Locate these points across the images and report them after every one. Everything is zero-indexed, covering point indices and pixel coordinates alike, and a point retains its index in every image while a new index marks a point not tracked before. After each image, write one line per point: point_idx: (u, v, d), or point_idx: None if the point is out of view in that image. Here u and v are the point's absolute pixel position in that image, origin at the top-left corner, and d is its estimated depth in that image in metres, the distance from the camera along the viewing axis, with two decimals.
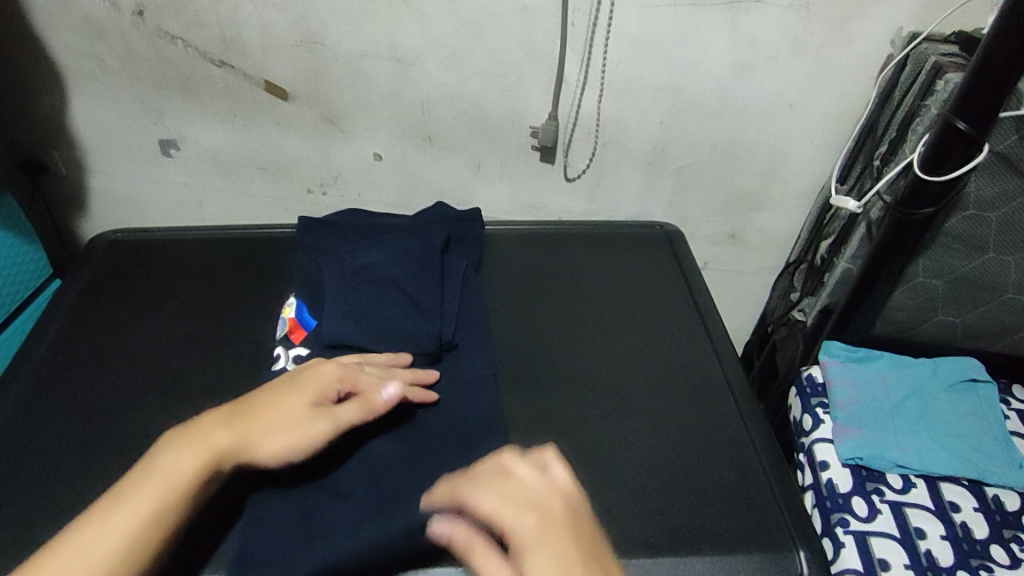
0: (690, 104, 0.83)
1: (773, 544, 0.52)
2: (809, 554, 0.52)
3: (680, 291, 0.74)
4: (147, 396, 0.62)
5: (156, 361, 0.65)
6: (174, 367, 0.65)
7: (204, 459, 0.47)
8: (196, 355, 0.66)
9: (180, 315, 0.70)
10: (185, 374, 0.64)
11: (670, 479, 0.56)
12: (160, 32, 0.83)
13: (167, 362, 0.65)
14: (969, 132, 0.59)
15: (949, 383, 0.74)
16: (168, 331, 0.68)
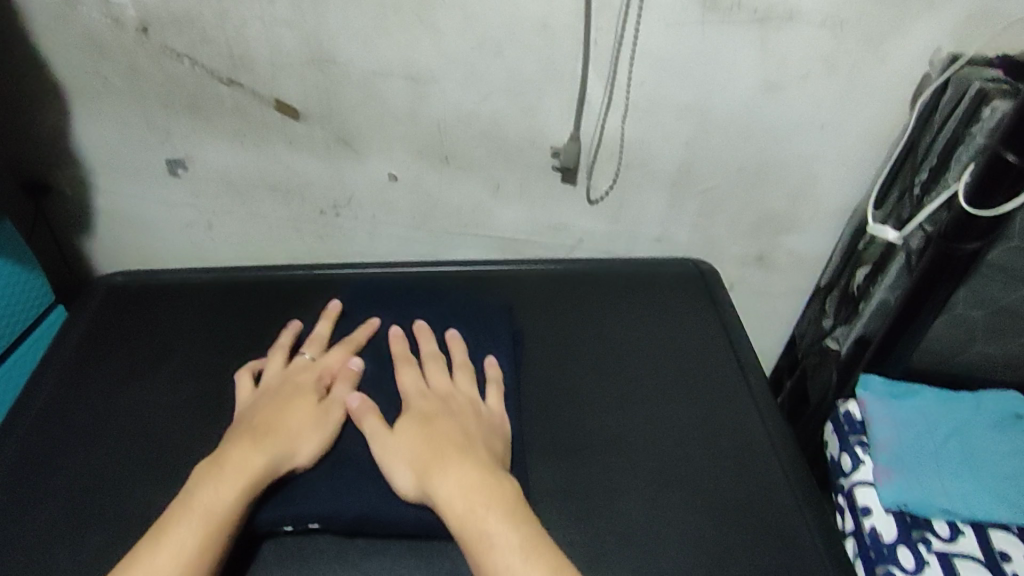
0: (717, 124, 0.79)
1: None
2: None
3: (713, 337, 0.70)
4: (152, 454, 0.59)
5: (161, 418, 0.62)
6: (180, 423, 0.61)
7: (254, 479, 0.51)
8: (202, 409, 0.63)
9: (185, 364, 0.67)
10: (190, 430, 0.61)
11: (708, 542, 0.53)
12: (166, 50, 0.81)
13: (172, 418, 0.62)
14: (1019, 164, 0.56)
15: (993, 420, 0.71)
16: (172, 383, 0.65)
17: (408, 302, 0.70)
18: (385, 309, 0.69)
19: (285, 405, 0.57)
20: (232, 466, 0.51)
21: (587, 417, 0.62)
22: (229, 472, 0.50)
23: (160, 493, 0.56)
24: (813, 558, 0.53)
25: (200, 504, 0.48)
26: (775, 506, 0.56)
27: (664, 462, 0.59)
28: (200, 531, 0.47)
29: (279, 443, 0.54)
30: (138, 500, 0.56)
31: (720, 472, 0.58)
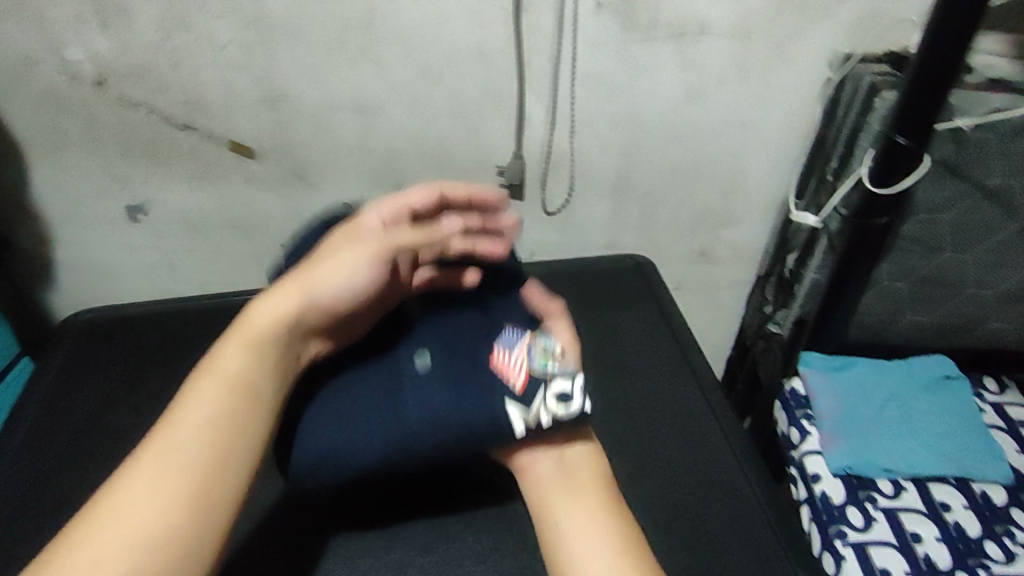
0: (649, 132, 0.85)
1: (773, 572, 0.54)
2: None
3: (656, 324, 0.75)
4: None
5: (133, 443, 0.64)
6: None
7: (261, 343, 0.49)
8: None
9: (154, 391, 0.69)
10: None
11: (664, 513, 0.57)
12: (122, 99, 0.84)
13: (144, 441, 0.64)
14: (911, 145, 0.62)
15: (924, 382, 0.76)
16: (141, 409, 0.67)
17: None
18: None
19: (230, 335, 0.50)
20: (166, 425, 0.45)
21: None
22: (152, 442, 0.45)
23: None
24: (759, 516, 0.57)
25: (139, 470, 0.43)
26: (721, 474, 0.60)
27: (618, 447, 0.62)
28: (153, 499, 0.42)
29: (227, 356, 0.48)
30: None
31: (671, 447, 0.62)
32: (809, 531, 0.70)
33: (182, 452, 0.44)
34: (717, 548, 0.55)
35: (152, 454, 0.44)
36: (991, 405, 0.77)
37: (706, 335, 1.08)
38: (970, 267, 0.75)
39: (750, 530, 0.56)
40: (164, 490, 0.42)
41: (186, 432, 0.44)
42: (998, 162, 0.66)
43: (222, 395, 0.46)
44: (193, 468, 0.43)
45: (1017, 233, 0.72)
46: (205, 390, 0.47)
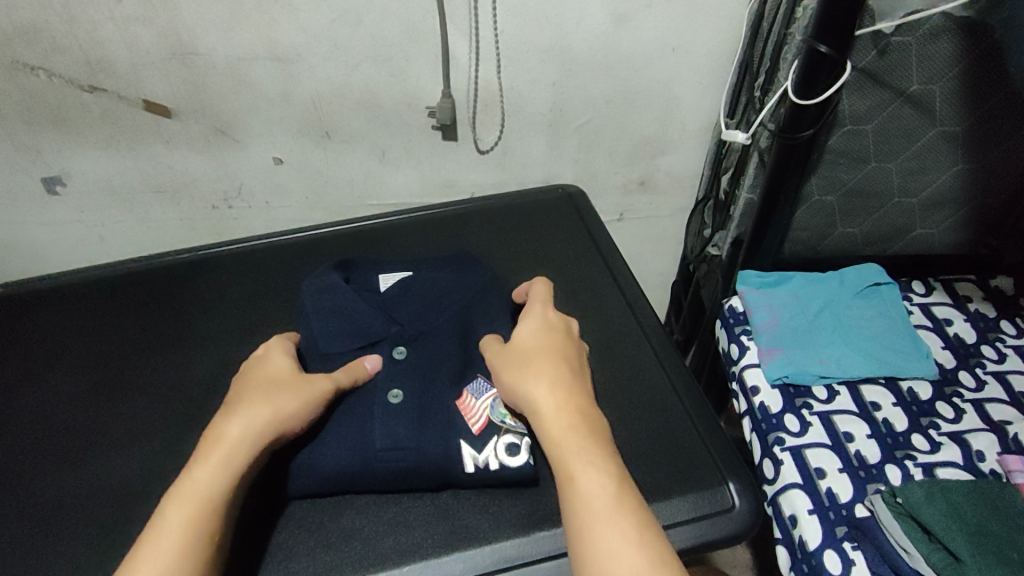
0: (579, 61, 0.83)
1: (706, 481, 0.56)
2: (739, 484, 0.56)
3: (593, 254, 0.75)
4: (61, 456, 0.60)
5: (66, 421, 0.62)
6: (86, 421, 0.62)
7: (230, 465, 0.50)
8: (104, 406, 0.63)
9: (82, 366, 0.67)
10: (97, 426, 0.62)
11: None
12: (17, 64, 0.78)
13: (76, 418, 0.63)
14: (830, 54, 0.61)
15: (855, 291, 0.79)
16: (70, 385, 0.65)
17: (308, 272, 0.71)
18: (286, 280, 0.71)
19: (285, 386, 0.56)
20: (220, 441, 0.51)
21: None
22: (203, 457, 0.50)
23: (75, 493, 0.57)
24: (689, 429, 0.59)
25: (203, 478, 0.49)
26: (658, 396, 0.61)
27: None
28: (188, 517, 0.47)
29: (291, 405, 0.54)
30: (57, 501, 0.57)
31: (613, 376, 0.63)
32: (752, 441, 0.74)
33: (222, 484, 0.49)
34: (656, 466, 0.56)
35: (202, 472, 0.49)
36: (919, 307, 0.81)
37: (651, 263, 1.10)
38: (896, 175, 0.76)
39: (686, 446, 0.58)
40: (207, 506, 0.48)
41: (240, 448, 0.51)
42: (918, 68, 0.67)
43: (265, 434, 0.52)
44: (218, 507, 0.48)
45: (938, 138, 0.73)
46: (259, 419, 0.52)
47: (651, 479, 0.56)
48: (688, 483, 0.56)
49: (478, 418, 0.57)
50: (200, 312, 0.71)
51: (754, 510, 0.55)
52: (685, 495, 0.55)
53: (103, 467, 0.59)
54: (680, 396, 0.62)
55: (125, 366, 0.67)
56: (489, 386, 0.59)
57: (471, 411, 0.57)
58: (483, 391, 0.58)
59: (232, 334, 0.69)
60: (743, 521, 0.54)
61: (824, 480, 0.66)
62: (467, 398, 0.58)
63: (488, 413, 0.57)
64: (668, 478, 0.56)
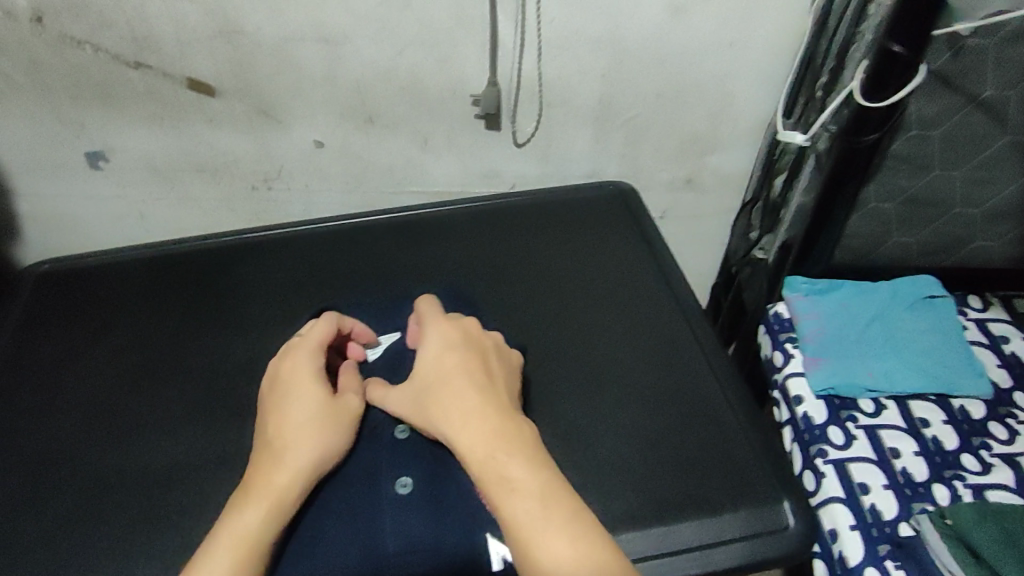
0: (630, 53, 0.81)
1: (758, 497, 0.54)
2: (792, 502, 0.54)
3: (638, 254, 0.73)
4: (101, 433, 0.60)
5: (107, 399, 0.63)
6: (126, 400, 0.62)
7: (282, 501, 0.48)
8: (144, 386, 0.63)
9: (123, 345, 0.67)
10: (137, 406, 0.62)
11: (649, 446, 0.57)
12: (67, 38, 0.79)
13: (116, 397, 0.63)
14: (904, 55, 0.59)
15: (908, 303, 0.76)
16: (112, 363, 0.65)
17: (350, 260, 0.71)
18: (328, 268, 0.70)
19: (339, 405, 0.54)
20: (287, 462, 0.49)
21: (530, 346, 0.64)
22: (257, 492, 0.48)
23: (114, 472, 0.57)
24: (735, 441, 0.57)
25: (274, 480, 0.48)
26: (701, 404, 0.60)
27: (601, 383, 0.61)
28: (232, 559, 0.44)
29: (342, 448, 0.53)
30: (97, 479, 0.57)
31: (657, 381, 0.61)
32: (792, 451, 0.71)
33: (271, 518, 0.47)
34: (705, 478, 0.55)
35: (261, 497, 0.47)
36: (974, 322, 0.78)
37: (691, 264, 1.07)
38: (960, 184, 0.73)
39: (731, 459, 0.56)
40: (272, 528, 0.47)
41: (300, 482, 0.49)
42: (994, 71, 0.63)
43: (300, 443, 0.50)
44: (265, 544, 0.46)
45: (1008, 147, 0.69)
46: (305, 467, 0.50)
47: (699, 492, 0.54)
48: (739, 497, 0.54)
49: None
50: (240, 296, 0.71)
51: (805, 530, 0.53)
52: (735, 510, 0.53)
53: (139, 448, 0.59)
54: (723, 406, 0.60)
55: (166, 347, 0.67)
56: None
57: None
58: None
59: (269, 320, 0.68)
60: (792, 542, 0.53)
61: (868, 496, 0.64)
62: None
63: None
64: (718, 492, 0.54)
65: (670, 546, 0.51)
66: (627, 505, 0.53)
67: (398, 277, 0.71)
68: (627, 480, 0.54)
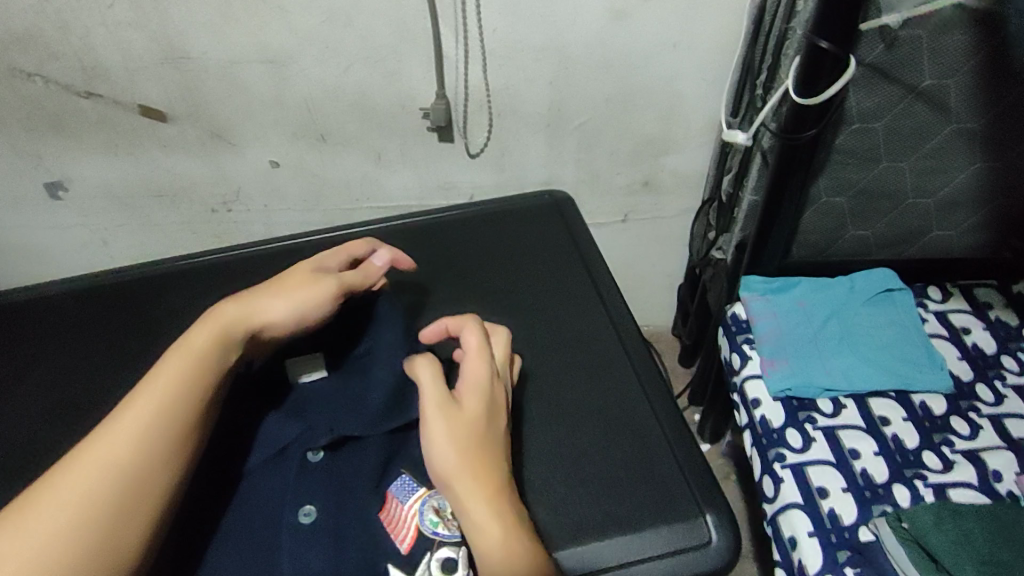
0: (577, 59, 0.80)
1: (682, 515, 0.53)
2: (718, 518, 0.53)
3: (581, 264, 0.71)
4: (29, 474, 0.59)
5: (33, 438, 0.61)
6: (56, 439, 0.61)
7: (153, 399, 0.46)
8: (75, 423, 0.62)
9: (54, 380, 0.65)
10: (67, 445, 0.61)
11: (580, 464, 0.56)
12: (14, 71, 0.78)
13: (44, 437, 0.61)
14: (833, 50, 0.57)
15: (865, 298, 0.75)
16: (40, 401, 0.64)
17: None
18: None
19: (302, 273, 0.57)
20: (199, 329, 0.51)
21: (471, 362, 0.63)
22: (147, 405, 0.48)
23: None
24: (673, 455, 0.56)
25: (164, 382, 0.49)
26: (643, 418, 0.59)
27: (541, 400, 0.60)
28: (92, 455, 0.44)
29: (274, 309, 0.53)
30: None
31: (598, 397, 0.60)
32: (752, 456, 0.70)
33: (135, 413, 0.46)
34: (634, 495, 0.54)
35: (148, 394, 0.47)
36: (934, 314, 0.76)
37: (658, 266, 1.06)
38: (909, 176, 0.72)
39: (671, 475, 0.55)
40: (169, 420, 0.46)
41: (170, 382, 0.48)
42: (929, 60, 0.62)
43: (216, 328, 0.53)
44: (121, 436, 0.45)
45: (951, 136, 0.69)
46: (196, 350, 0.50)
47: (624, 511, 0.53)
48: (663, 514, 0.53)
49: (407, 531, 0.48)
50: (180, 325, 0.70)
51: (733, 546, 0.52)
52: (657, 528, 0.52)
53: None
54: (667, 419, 0.59)
55: (97, 382, 0.65)
56: (415, 485, 0.50)
57: (398, 522, 0.48)
58: (407, 493, 0.50)
59: None
60: (720, 558, 0.52)
61: (826, 500, 0.63)
62: (394, 505, 0.49)
63: (417, 522, 0.48)
64: (641, 512, 0.53)
65: (594, 567, 0.50)
66: (551, 528, 0.52)
67: None
68: (554, 501, 0.53)
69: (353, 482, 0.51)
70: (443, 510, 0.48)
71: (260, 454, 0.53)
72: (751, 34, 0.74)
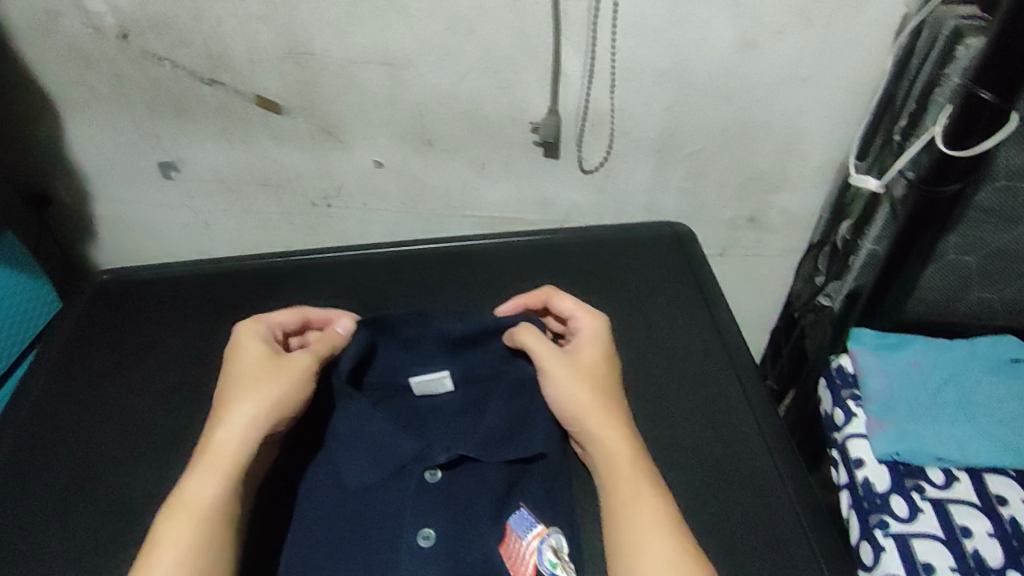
0: (696, 86, 0.78)
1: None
2: None
3: (696, 305, 0.71)
4: (138, 449, 0.61)
5: (145, 415, 0.64)
6: (166, 418, 0.64)
7: (223, 465, 0.49)
8: (184, 405, 0.65)
9: (169, 362, 0.68)
10: (175, 425, 0.63)
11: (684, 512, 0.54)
12: (149, 55, 0.82)
13: (155, 415, 0.64)
14: (994, 101, 0.54)
15: (987, 365, 0.70)
16: (156, 381, 0.67)
17: (411, 296, 0.73)
18: (375, 309, 0.72)
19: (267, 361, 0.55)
20: (213, 442, 0.50)
21: None
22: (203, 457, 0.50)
23: (146, 489, 0.58)
24: (782, 514, 0.54)
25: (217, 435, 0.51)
26: (745, 471, 0.57)
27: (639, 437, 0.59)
28: (185, 524, 0.47)
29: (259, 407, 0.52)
30: (128, 494, 0.58)
31: (702, 443, 0.59)
32: (849, 518, 0.67)
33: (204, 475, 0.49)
34: (740, 553, 0.52)
35: (181, 527, 0.47)
36: None
37: (750, 305, 1.03)
38: None
39: (778, 535, 0.53)
40: (200, 548, 0.47)
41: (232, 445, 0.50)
42: None
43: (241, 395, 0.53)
44: (200, 503, 0.48)
45: None
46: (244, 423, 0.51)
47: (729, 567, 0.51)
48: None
49: (526, 568, 0.48)
50: None
51: None
52: None
53: (177, 465, 0.60)
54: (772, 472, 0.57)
55: (207, 368, 0.68)
56: (534, 521, 0.51)
57: (517, 558, 0.49)
58: (528, 529, 0.51)
59: None
60: None
61: None
62: (513, 540, 0.50)
63: (536, 561, 0.49)
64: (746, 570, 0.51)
65: None
66: None
67: (443, 309, 0.71)
68: None
69: (462, 505, 0.51)
70: (560, 552, 0.50)
71: (367, 460, 0.54)
72: (894, 76, 0.71)
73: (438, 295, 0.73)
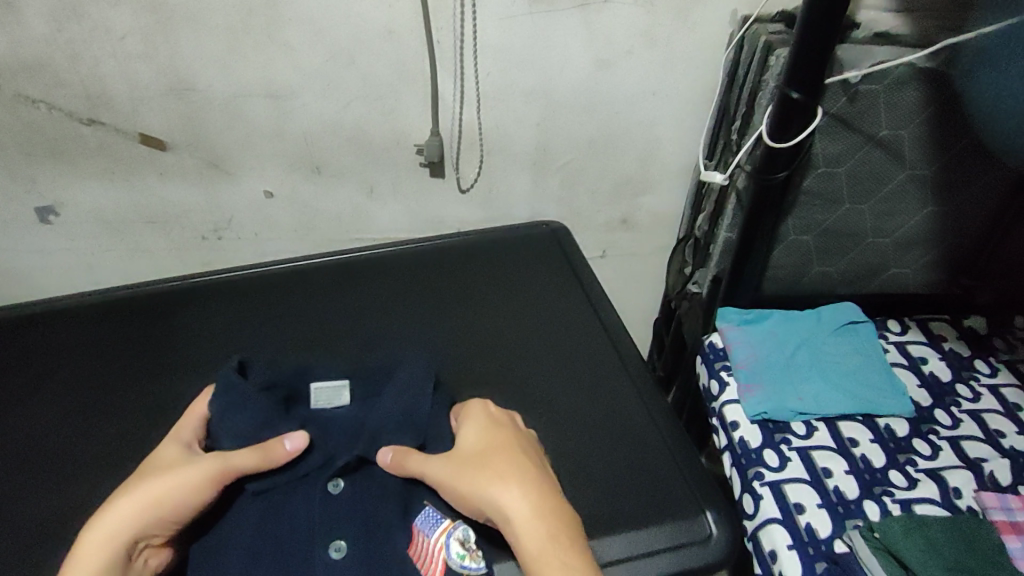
0: (562, 103, 0.86)
1: (681, 512, 0.58)
2: (717, 515, 0.58)
3: (574, 292, 0.77)
4: (36, 481, 0.60)
5: (42, 446, 0.63)
6: (63, 448, 0.63)
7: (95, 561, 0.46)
8: (82, 432, 0.64)
9: (62, 393, 0.67)
10: (74, 453, 0.62)
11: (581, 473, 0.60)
12: (18, 97, 0.80)
13: (52, 446, 0.63)
14: (802, 100, 0.65)
15: (832, 329, 0.80)
16: (50, 412, 0.66)
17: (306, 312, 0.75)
18: (274, 328, 0.73)
19: (174, 453, 0.54)
20: (88, 536, 0.47)
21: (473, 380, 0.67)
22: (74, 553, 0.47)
23: (47, 520, 0.57)
24: (667, 462, 0.61)
25: (95, 526, 0.48)
26: (635, 432, 0.64)
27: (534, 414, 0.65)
28: None
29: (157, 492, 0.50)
30: (27, 528, 0.57)
31: (591, 413, 0.65)
32: (731, 476, 0.74)
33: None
34: (632, 499, 0.58)
35: None
36: (895, 345, 0.83)
37: (634, 302, 1.11)
38: (869, 217, 0.79)
39: (666, 479, 0.60)
40: None
41: (112, 539, 0.47)
42: (887, 113, 0.71)
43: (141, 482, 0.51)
44: None
45: (908, 181, 0.76)
46: (129, 514, 0.48)
47: (630, 509, 0.58)
48: (664, 512, 0.58)
49: (437, 566, 0.52)
50: (182, 344, 0.72)
51: (728, 540, 0.57)
52: (659, 525, 0.57)
53: (80, 492, 0.59)
54: (660, 431, 0.64)
55: (104, 394, 0.67)
56: (439, 517, 0.54)
57: (428, 556, 0.52)
58: (433, 526, 0.54)
59: (206, 367, 0.69)
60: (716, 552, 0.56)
61: (803, 516, 0.66)
62: (420, 539, 0.53)
63: (446, 556, 0.53)
64: (639, 511, 0.58)
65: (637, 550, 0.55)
66: None
67: (339, 323, 0.74)
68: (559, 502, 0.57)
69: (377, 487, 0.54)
70: (467, 543, 0.54)
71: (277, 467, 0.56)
72: (727, 86, 0.83)
73: (333, 309, 0.76)
